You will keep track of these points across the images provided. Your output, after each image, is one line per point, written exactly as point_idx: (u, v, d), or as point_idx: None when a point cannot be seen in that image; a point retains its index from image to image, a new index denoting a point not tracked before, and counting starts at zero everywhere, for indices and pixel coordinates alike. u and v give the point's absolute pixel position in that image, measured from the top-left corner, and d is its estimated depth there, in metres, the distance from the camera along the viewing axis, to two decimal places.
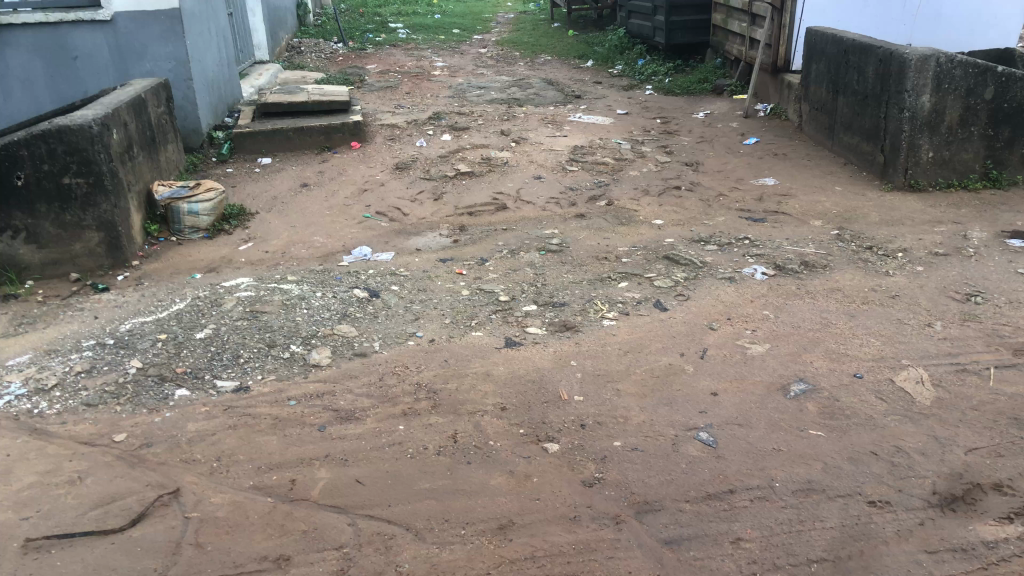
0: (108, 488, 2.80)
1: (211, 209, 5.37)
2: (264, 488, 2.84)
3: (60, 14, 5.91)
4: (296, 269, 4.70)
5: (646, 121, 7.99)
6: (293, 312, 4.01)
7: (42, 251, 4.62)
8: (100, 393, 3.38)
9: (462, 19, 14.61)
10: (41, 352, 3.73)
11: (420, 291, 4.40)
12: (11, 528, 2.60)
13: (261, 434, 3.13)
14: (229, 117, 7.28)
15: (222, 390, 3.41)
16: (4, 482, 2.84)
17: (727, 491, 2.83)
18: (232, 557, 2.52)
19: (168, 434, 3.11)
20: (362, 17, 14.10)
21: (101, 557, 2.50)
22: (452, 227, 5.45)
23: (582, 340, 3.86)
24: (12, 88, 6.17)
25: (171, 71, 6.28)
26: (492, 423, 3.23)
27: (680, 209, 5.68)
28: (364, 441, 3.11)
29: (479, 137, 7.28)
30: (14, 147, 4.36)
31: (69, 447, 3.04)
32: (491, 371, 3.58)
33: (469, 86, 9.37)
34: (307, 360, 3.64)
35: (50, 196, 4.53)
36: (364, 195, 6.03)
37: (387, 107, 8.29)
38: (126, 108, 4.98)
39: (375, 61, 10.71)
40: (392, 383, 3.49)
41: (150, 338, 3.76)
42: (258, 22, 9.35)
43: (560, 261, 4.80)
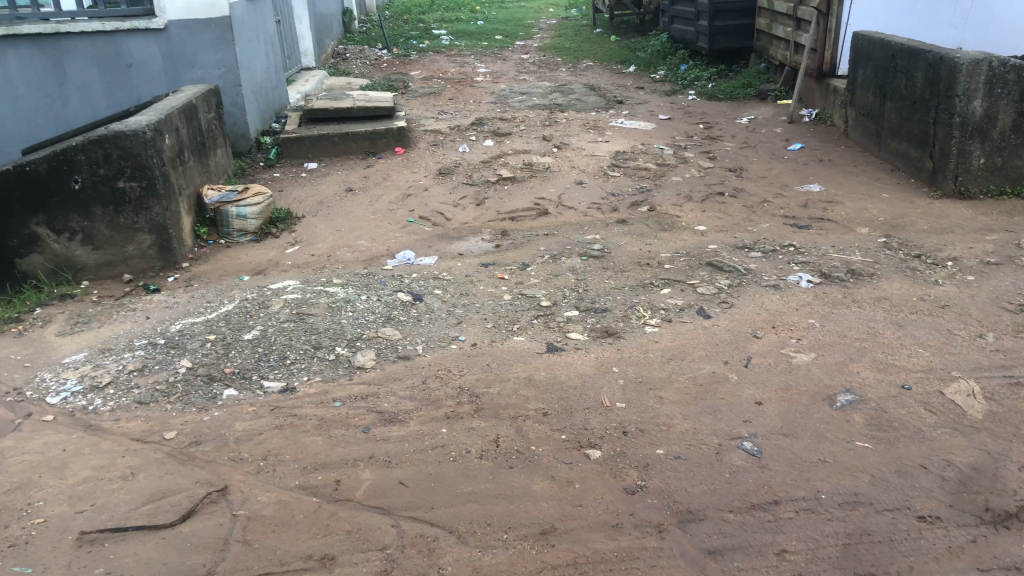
0: (159, 484, 2.86)
1: (259, 213, 5.45)
2: (309, 488, 2.87)
3: (116, 23, 6.07)
4: (341, 273, 4.75)
5: (689, 126, 7.94)
6: (338, 315, 4.05)
7: (97, 252, 4.74)
8: (152, 391, 3.45)
9: (504, 25, 14.68)
10: (95, 351, 3.82)
11: (463, 295, 4.42)
12: (66, 521, 2.67)
13: (306, 434, 3.17)
14: (276, 122, 7.41)
15: (268, 390, 3.47)
16: (60, 476, 2.91)
17: (771, 502, 2.79)
18: (278, 555, 2.55)
19: (217, 433, 3.17)
20: (407, 24, 14.25)
21: (152, 552, 2.55)
22: (494, 232, 5.47)
23: (624, 346, 3.85)
24: (69, 95, 6.23)
25: (221, 77, 6.41)
26: (535, 427, 3.23)
27: (724, 216, 5.62)
28: (407, 443, 3.13)
29: (521, 142, 7.30)
30: (72, 152, 4.48)
31: (122, 444, 3.11)
32: (533, 376, 3.58)
33: (511, 91, 9.41)
34: (351, 362, 3.68)
35: (105, 199, 4.65)
36: (407, 199, 6.08)
37: (431, 113, 8.35)
38: (178, 114, 5.09)
39: (419, 68, 10.81)
40: (435, 386, 3.51)
41: (200, 339, 3.84)
42: (304, 29, 9.49)
43: (602, 266, 4.78)
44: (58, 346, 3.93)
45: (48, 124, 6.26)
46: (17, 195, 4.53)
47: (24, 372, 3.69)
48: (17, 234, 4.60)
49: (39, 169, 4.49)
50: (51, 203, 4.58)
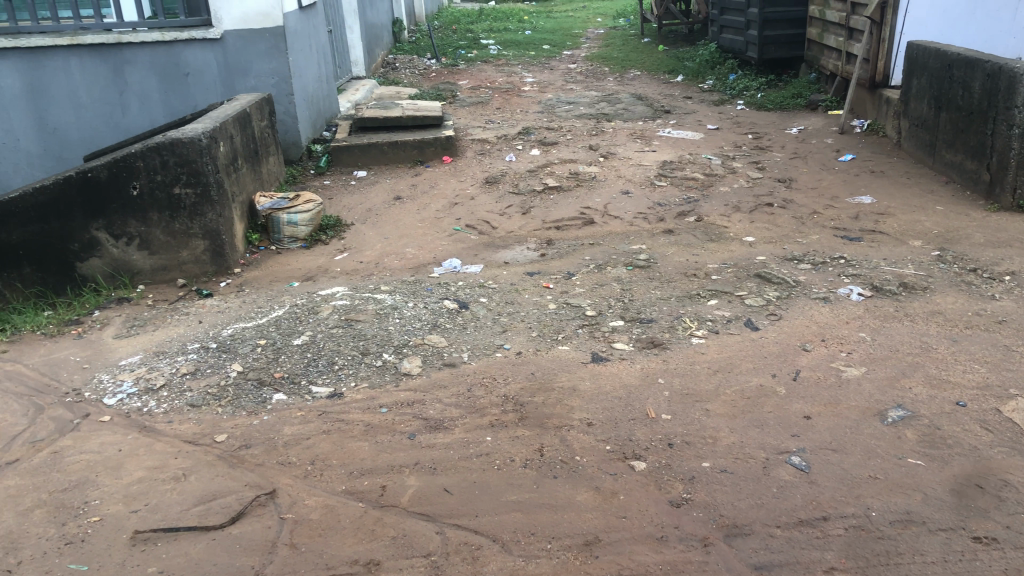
0: (210, 486, 2.91)
1: (310, 219, 5.54)
2: (355, 492, 2.90)
3: (175, 33, 6.22)
4: (388, 280, 4.80)
5: (737, 136, 7.86)
6: (385, 322, 4.09)
7: (152, 257, 4.86)
8: (204, 394, 3.53)
9: (552, 35, 14.71)
10: (150, 353, 3.92)
11: (508, 304, 4.43)
12: (121, 520, 2.74)
13: (354, 440, 3.20)
14: (327, 130, 7.53)
15: (316, 396, 3.51)
16: (115, 475, 2.99)
17: (820, 518, 2.74)
18: (325, 559, 2.58)
19: (266, 436, 3.22)
20: (455, 34, 14.36)
21: (203, 552, 2.60)
22: (539, 241, 5.47)
23: (670, 358, 3.81)
24: (128, 103, 6.37)
25: (274, 86, 6.53)
26: (579, 438, 3.21)
27: (773, 227, 5.55)
28: (452, 450, 3.14)
29: (567, 152, 7.30)
30: (131, 159, 4.61)
31: (174, 445, 3.18)
32: (577, 386, 3.57)
33: (558, 101, 9.42)
34: (398, 369, 3.72)
35: (161, 205, 4.77)
36: (454, 208, 6.12)
37: (478, 122, 8.40)
38: (232, 122, 5.20)
39: (467, 77, 10.89)
40: (480, 394, 3.52)
41: (251, 343, 3.91)
42: (355, 39, 9.62)
43: (648, 277, 4.75)
44: (114, 348, 4.04)
45: (108, 131, 6.42)
46: (78, 201, 4.66)
47: (82, 373, 3.80)
48: (78, 238, 4.73)
49: (99, 176, 4.62)
50: (110, 208, 4.71)
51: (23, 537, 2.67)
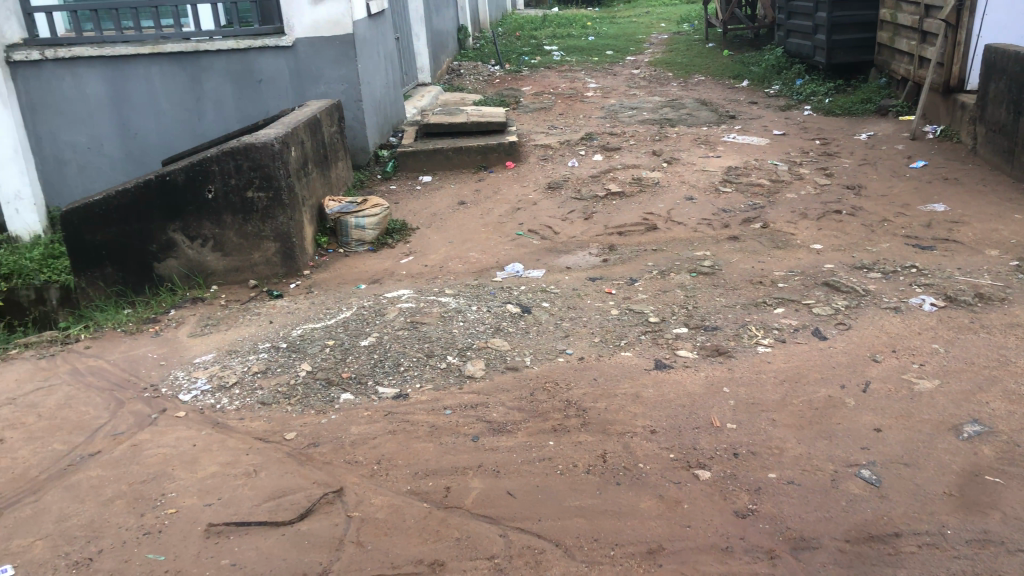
0: (280, 483, 2.98)
1: (377, 224, 5.62)
2: (420, 493, 2.94)
3: (249, 41, 6.27)
4: (452, 284, 4.84)
5: (805, 142, 7.71)
6: (449, 325, 4.13)
7: (225, 258, 5.00)
8: (274, 393, 3.61)
9: (615, 40, 14.65)
10: (223, 352, 4.03)
11: (571, 308, 4.43)
12: (196, 513, 2.82)
13: (419, 440, 3.24)
14: (393, 136, 7.64)
15: (382, 396, 3.56)
16: (191, 469, 3.08)
17: (892, 534, 2.66)
18: (390, 558, 2.62)
19: (334, 435, 3.28)
20: (518, 41, 14.41)
21: (273, 547, 2.66)
22: (601, 247, 5.45)
23: (735, 366, 3.76)
24: (205, 110, 6.47)
25: (344, 92, 6.53)
26: (642, 445, 3.19)
27: (842, 234, 5.43)
28: (516, 454, 3.15)
29: (630, 157, 7.26)
30: (207, 163, 4.76)
31: (246, 442, 3.26)
32: (640, 393, 3.55)
33: (621, 106, 9.38)
34: (462, 371, 3.75)
35: (235, 208, 4.90)
36: (516, 213, 6.14)
37: (540, 128, 8.42)
38: (304, 127, 5.32)
39: (530, 83, 10.92)
40: (543, 399, 3.52)
41: (320, 344, 3.98)
42: (421, 45, 9.75)
43: (712, 284, 4.70)
44: (189, 346, 4.17)
45: (185, 137, 6.56)
46: (157, 203, 4.83)
47: (159, 369, 3.93)
48: (156, 239, 4.90)
49: (177, 179, 4.78)
50: (186, 210, 4.86)
51: (104, 526, 2.77)
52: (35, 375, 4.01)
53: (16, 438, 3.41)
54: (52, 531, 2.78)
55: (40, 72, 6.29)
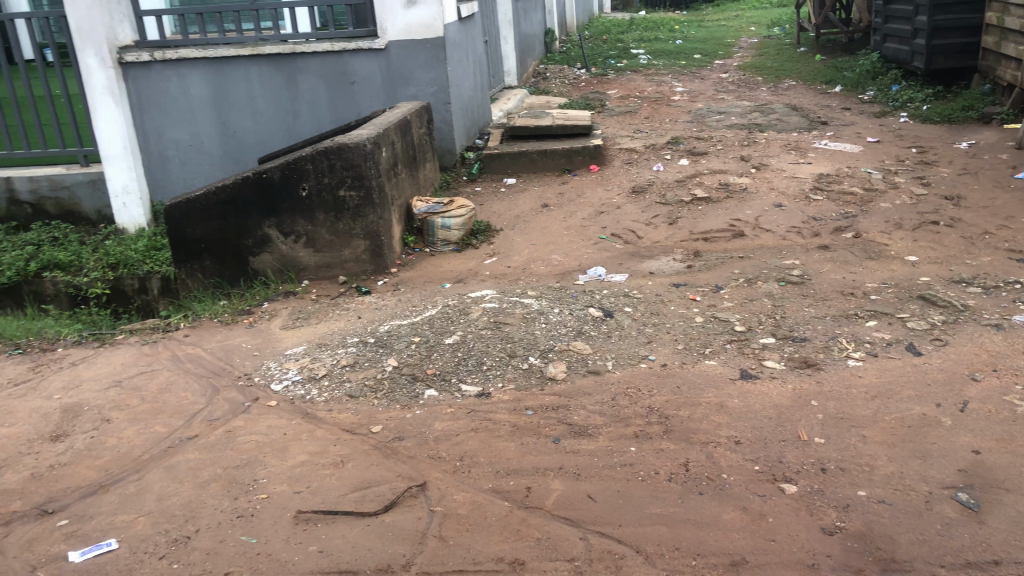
0: (366, 474, 3.04)
1: (462, 224, 5.67)
2: (501, 491, 2.96)
3: (343, 43, 6.36)
4: (535, 285, 4.85)
5: (900, 150, 7.43)
6: (532, 326, 4.13)
7: (317, 254, 5.14)
8: (361, 386, 3.70)
9: (703, 44, 14.43)
10: (313, 345, 4.14)
11: (654, 314, 4.38)
12: (286, 499, 2.90)
13: (501, 439, 3.26)
14: (480, 138, 7.71)
15: (466, 394, 3.60)
16: (281, 457, 3.18)
17: (990, 562, 2.54)
18: (472, 554, 2.64)
19: (418, 430, 3.34)
20: (605, 44, 14.35)
21: (358, 537, 2.71)
22: (686, 253, 5.38)
23: (824, 379, 3.64)
24: (299, 110, 6.58)
25: (433, 95, 6.57)
26: (726, 455, 3.13)
27: (938, 246, 5.21)
28: (596, 458, 3.14)
29: (717, 162, 7.13)
30: (302, 161, 4.90)
31: (334, 433, 3.34)
32: (725, 403, 3.48)
33: (709, 110, 9.23)
34: (543, 372, 3.75)
35: (327, 206, 5.02)
36: (600, 217, 6.12)
37: (625, 132, 8.36)
38: (394, 128, 5.41)
39: (616, 87, 10.86)
40: (625, 404, 3.49)
41: (406, 340, 4.05)
42: (509, 49, 9.81)
43: (801, 294, 4.58)
44: (281, 338, 4.30)
45: (280, 137, 6.68)
46: (254, 199, 4.99)
47: (253, 359, 4.07)
48: (252, 235, 5.08)
49: (273, 177, 4.94)
50: (281, 207, 5.01)
51: (201, 507, 2.88)
52: (139, 360, 4.20)
53: (121, 418, 3.58)
54: (152, 508, 2.90)
55: (148, 72, 6.42)
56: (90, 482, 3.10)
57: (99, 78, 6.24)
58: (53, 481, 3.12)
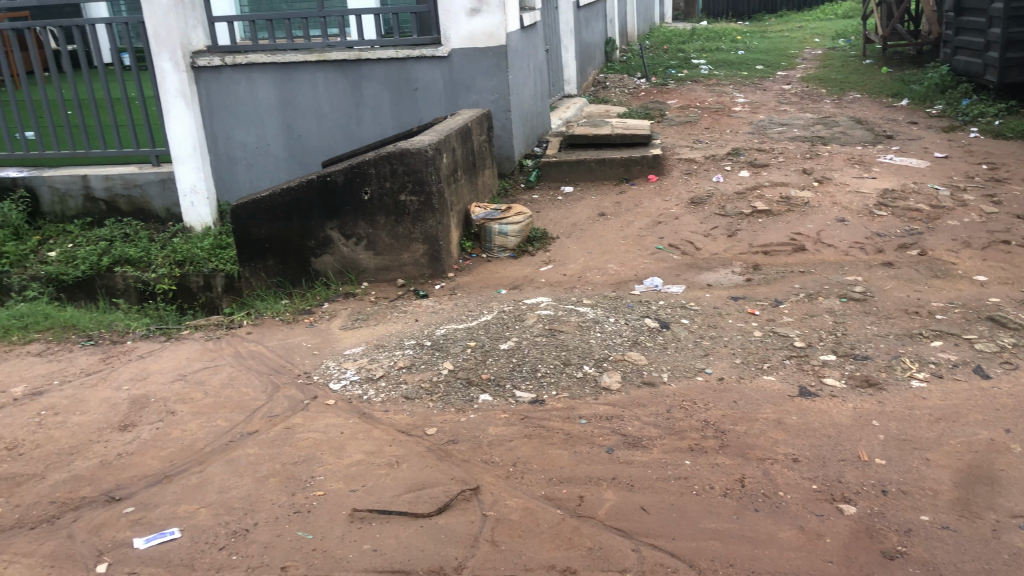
0: (420, 476, 3.06)
1: (519, 232, 5.68)
2: (554, 499, 2.95)
3: (408, 50, 6.42)
4: (591, 294, 4.83)
5: (970, 166, 7.22)
6: (587, 335, 4.11)
7: (376, 257, 5.20)
8: (417, 388, 3.73)
9: (766, 55, 14.23)
10: (371, 346, 4.20)
11: (712, 327, 4.32)
12: (342, 497, 2.94)
13: (554, 447, 3.25)
14: (538, 146, 7.72)
15: (520, 400, 3.61)
16: (338, 455, 3.22)
17: None
18: (524, 560, 2.64)
19: (472, 434, 3.35)
20: (666, 54, 14.26)
21: (411, 537, 2.74)
22: (745, 266, 5.31)
23: (886, 400, 3.55)
24: (363, 115, 6.64)
25: (494, 103, 6.59)
26: (784, 472, 3.07)
27: (1009, 267, 5.04)
28: (651, 470, 3.11)
29: (779, 175, 7.02)
30: (365, 165, 4.98)
31: (390, 433, 3.38)
32: (783, 420, 3.41)
33: (771, 122, 9.10)
34: (598, 382, 3.73)
35: (388, 210, 5.09)
36: (658, 227, 6.07)
37: (685, 143, 8.29)
38: (455, 135, 5.45)
39: (676, 97, 10.77)
40: (680, 417, 3.45)
41: (462, 344, 4.08)
42: (570, 57, 9.82)
43: (863, 311, 4.47)
44: (340, 338, 4.37)
45: (344, 141, 6.74)
46: (318, 202, 5.09)
47: (313, 358, 4.15)
48: (315, 236, 5.17)
49: (336, 180, 5.03)
50: (344, 210, 5.10)
51: (260, 501, 2.94)
52: (203, 355, 4.31)
53: (185, 411, 3.67)
54: (214, 500, 2.97)
55: (219, 76, 6.59)
56: (155, 472, 3.19)
57: (172, 81, 6.43)
58: (120, 469, 3.22)
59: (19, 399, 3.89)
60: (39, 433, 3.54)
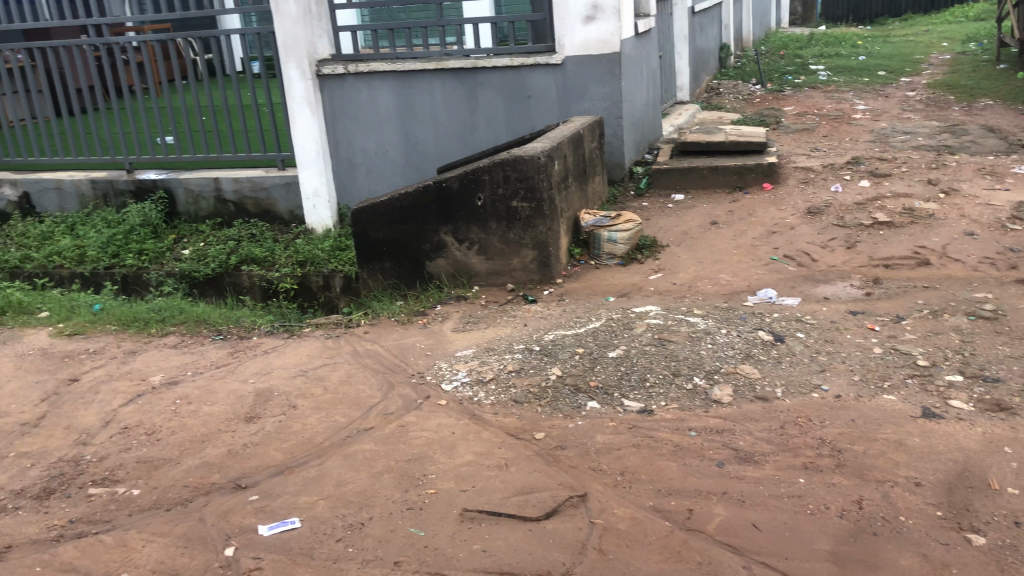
0: (529, 480, 3.09)
1: (629, 239, 5.64)
2: (663, 510, 2.92)
3: (523, 58, 6.49)
4: (702, 304, 4.75)
5: None
6: (697, 345, 4.05)
7: (487, 262, 5.28)
8: (526, 392, 3.77)
9: (889, 61, 13.62)
10: (481, 348, 4.27)
11: (828, 341, 4.17)
12: (453, 497, 3.01)
13: (662, 458, 3.22)
14: (649, 153, 7.65)
15: (628, 409, 3.59)
16: (450, 455, 3.29)
17: None
18: (632, 571, 2.63)
19: (580, 441, 3.36)
20: (783, 60, 13.88)
21: (520, 540, 2.77)
22: (864, 279, 5.11)
23: (1019, 425, 3.34)
24: (477, 122, 6.74)
25: (606, 110, 6.58)
26: (904, 496, 2.94)
27: None
28: (763, 486, 3.03)
29: (902, 186, 6.71)
30: (480, 172, 5.06)
31: (499, 436, 3.43)
32: (904, 441, 3.26)
33: (894, 131, 8.71)
34: (708, 395, 3.67)
35: (500, 216, 5.15)
36: (772, 237, 5.92)
37: (802, 151, 8.04)
38: (568, 142, 5.47)
39: (793, 104, 10.46)
40: (794, 433, 3.35)
41: (570, 350, 4.09)
42: (683, 64, 9.69)
43: (994, 330, 4.22)
44: (451, 341, 4.47)
45: (457, 148, 6.86)
46: (433, 207, 5.23)
47: (426, 359, 4.25)
48: (429, 240, 5.30)
49: (451, 186, 5.14)
50: (457, 215, 5.20)
51: (375, 496, 3.04)
52: (323, 352, 4.48)
53: (306, 406, 3.83)
54: (331, 493, 3.09)
55: (342, 84, 6.85)
56: (278, 463, 3.34)
57: (298, 89, 6.73)
58: (247, 459, 3.39)
59: (157, 388, 4.15)
60: (174, 420, 3.77)
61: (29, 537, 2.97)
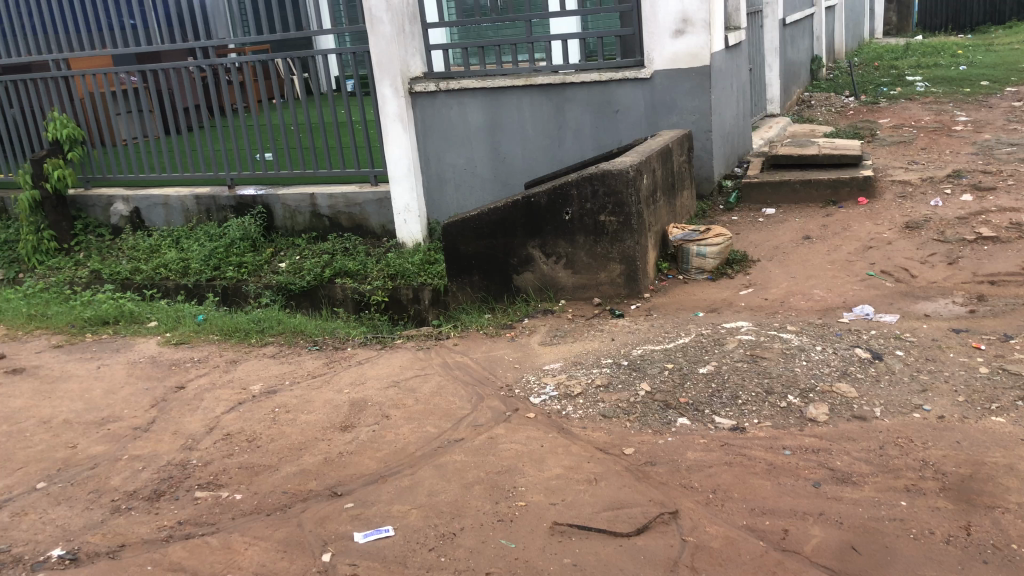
0: (619, 495, 3.07)
1: (718, 253, 5.55)
2: (757, 530, 2.86)
3: (611, 73, 6.49)
4: (795, 321, 4.64)
5: None
6: (791, 363, 3.95)
7: (575, 276, 5.28)
8: (615, 407, 3.75)
9: (992, 70, 13.03)
10: (569, 362, 4.28)
11: (930, 360, 4.00)
12: (543, 510, 3.02)
13: (756, 477, 3.15)
14: (739, 166, 7.53)
15: (719, 426, 3.53)
16: (539, 468, 3.30)
17: None
18: None
19: (671, 457, 3.32)
20: (878, 71, 13.48)
21: (610, 555, 2.75)
22: (968, 296, 4.88)
23: None
24: (564, 137, 6.77)
25: (695, 123, 6.51)
26: (1017, 524, 2.78)
27: None
28: (862, 508, 2.93)
29: (1008, 199, 6.39)
30: (568, 186, 5.08)
31: (589, 450, 3.42)
32: (1016, 465, 3.09)
33: (999, 142, 8.33)
34: (803, 413, 3.57)
35: (588, 230, 5.15)
36: (868, 252, 5.73)
37: (899, 164, 7.77)
38: (656, 155, 5.44)
39: (889, 116, 10.13)
40: (895, 454, 3.23)
41: (659, 365, 4.05)
42: (773, 76, 9.52)
43: None
44: (539, 354, 4.49)
45: (544, 163, 6.90)
46: (521, 221, 5.28)
47: (514, 372, 4.29)
48: (517, 254, 5.36)
49: (540, 201, 5.18)
50: (545, 229, 5.24)
51: (466, 507, 3.07)
52: (414, 363, 4.57)
53: (398, 416, 3.91)
54: (423, 502, 3.14)
55: (433, 101, 6.98)
56: (372, 472, 3.42)
57: (391, 107, 6.90)
58: (343, 466, 3.49)
59: (257, 397, 4.31)
60: (273, 428, 3.91)
61: (140, 537, 3.12)
